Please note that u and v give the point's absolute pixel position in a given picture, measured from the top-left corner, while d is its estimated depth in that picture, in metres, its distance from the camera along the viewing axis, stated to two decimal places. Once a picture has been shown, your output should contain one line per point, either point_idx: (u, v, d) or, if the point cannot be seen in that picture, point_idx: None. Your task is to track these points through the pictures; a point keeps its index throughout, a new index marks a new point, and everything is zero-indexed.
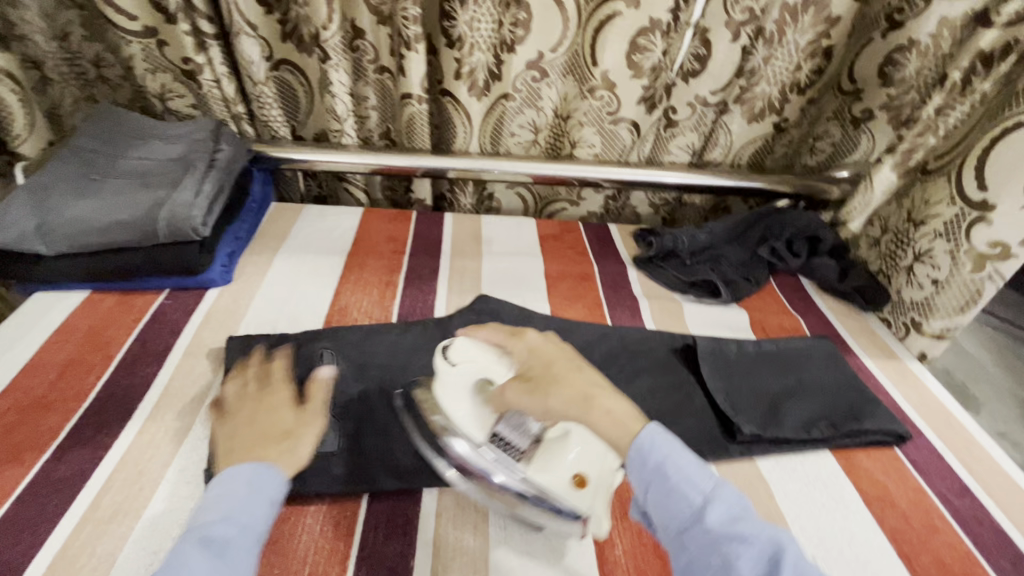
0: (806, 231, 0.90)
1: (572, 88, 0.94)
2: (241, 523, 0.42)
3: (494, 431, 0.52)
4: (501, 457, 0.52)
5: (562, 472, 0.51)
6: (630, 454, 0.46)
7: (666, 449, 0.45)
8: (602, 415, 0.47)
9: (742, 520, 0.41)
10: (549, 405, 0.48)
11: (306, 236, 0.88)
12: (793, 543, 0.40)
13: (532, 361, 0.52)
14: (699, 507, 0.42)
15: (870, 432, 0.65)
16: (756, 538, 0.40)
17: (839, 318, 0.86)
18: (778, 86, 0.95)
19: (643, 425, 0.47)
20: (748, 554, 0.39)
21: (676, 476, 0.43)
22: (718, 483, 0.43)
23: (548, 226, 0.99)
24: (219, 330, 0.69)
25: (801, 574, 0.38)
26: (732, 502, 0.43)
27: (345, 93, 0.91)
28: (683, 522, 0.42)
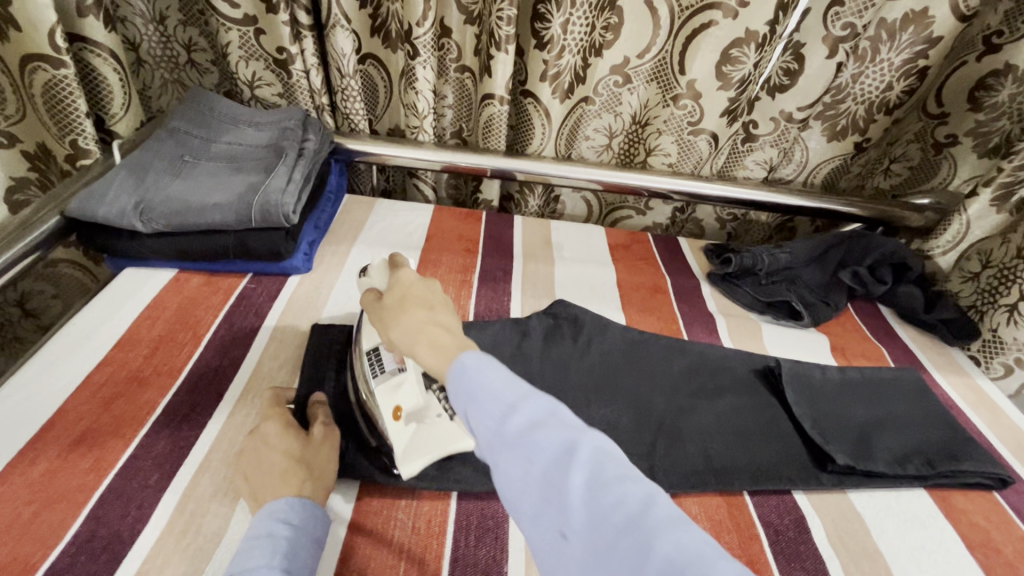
0: (893, 257, 0.86)
1: (654, 95, 0.94)
2: (284, 551, 0.42)
3: (375, 346, 0.55)
4: (366, 369, 0.55)
5: (391, 398, 0.52)
6: (478, 411, 0.37)
7: (481, 358, 0.39)
8: (432, 352, 0.42)
9: (543, 424, 0.36)
10: (388, 330, 0.47)
11: (381, 230, 0.88)
12: (597, 436, 0.36)
13: (410, 290, 0.48)
14: (504, 419, 0.36)
15: (971, 474, 0.61)
16: (554, 442, 0.35)
17: (922, 349, 0.83)
18: (866, 105, 0.92)
19: (498, 372, 0.38)
20: (577, 460, 0.34)
21: (492, 388, 0.37)
22: (513, 382, 0.38)
23: (617, 235, 0.98)
24: (302, 317, 0.70)
25: (594, 467, 0.34)
26: (615, 471, 0.34)
27: (428, 90, 0.91)
28: (546, 505, 0.33)
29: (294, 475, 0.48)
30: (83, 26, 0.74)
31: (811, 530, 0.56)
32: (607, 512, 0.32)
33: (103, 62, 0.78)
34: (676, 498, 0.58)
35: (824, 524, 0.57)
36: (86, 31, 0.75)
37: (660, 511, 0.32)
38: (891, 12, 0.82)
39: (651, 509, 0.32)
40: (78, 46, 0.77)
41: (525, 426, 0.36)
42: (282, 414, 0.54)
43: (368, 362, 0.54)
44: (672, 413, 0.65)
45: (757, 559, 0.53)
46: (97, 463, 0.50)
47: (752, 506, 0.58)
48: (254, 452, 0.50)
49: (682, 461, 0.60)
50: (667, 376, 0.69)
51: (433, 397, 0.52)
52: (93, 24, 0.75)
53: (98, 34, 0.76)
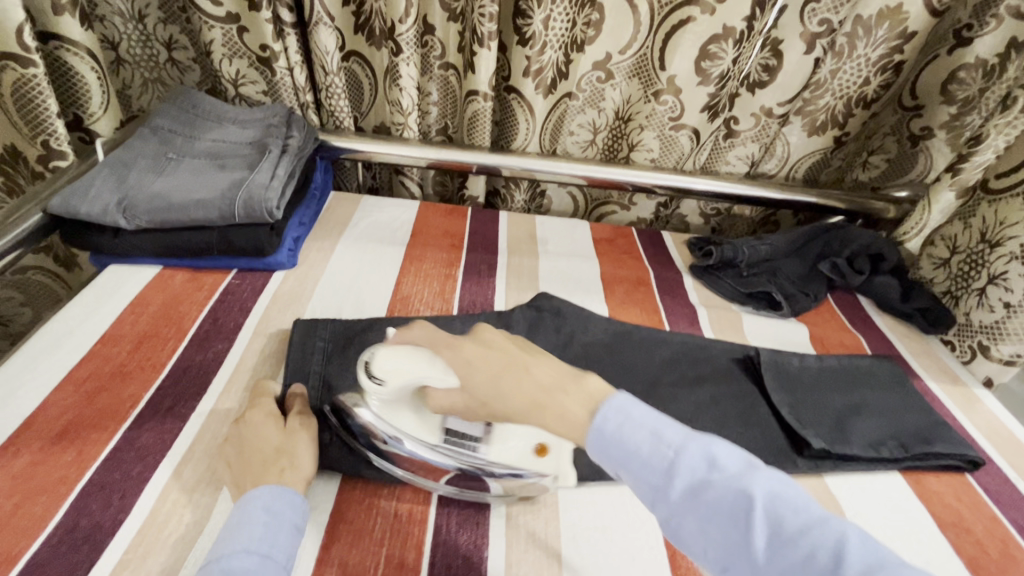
0: (870, 248, 0.88)
1: (636, 91, 0.95)
2: (261, 534, 0.42)
3: (445, 428, 0.51)
4: (458, 454, 0.51)
5: (518, 449, 0.51)
6: (636, 476, 0.38)
7: (619, 415, 0.40)
8: (554, 418, 0.42)
9: (705, 483, 0.36)
10: (495, 405, 0.44)
11: (367, 226, 0.89)
12: (763, 477, 0.36)
13: (484, 361, 0.46)
14: (666, 482, 0.37)
15: (942, 456, 0.63)
16: (724, 499, 0.35)
17: (899, 338, 0.84)
18: (844, 99, 0.93)
19: (639, 429, 0.39)
20: (754, 512, 0.34)
21: (641, 450, 0.38)
22: (660, 435, 0.39)
23: (601, 230, 0.99)
24: (286, 311, 0.71)
25: (772, 516, 0.34)
26: (795, 520, 0.34)
27: (412, 87, 0.91)
28: (734, 561, 0.34)
29: (274, 463, 0.48)
30: (58, 24, 0.75)
31: None
32: (797, 568, 0.32)
33: (79, 61, 0.78)
34: None
35: None
36: (61, 29, 0.75)
37: (851, 552, 0.32)
38: (867, 8, 0.83)
39: (840, 558, 0.31)
40: (52, 45, 0.77)
41: (689, 488, 0.37)
42: (264, 406, 0.54)
43: (446, 449, 0.51)
44: (653, 401, 0.66)
45: None
46: (78, 457, 0.50)
47: None
48: (235, 442, 0.50)
49: None
50: (649, 365, 0.71)
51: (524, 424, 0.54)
52: (68, 22, 0.75)
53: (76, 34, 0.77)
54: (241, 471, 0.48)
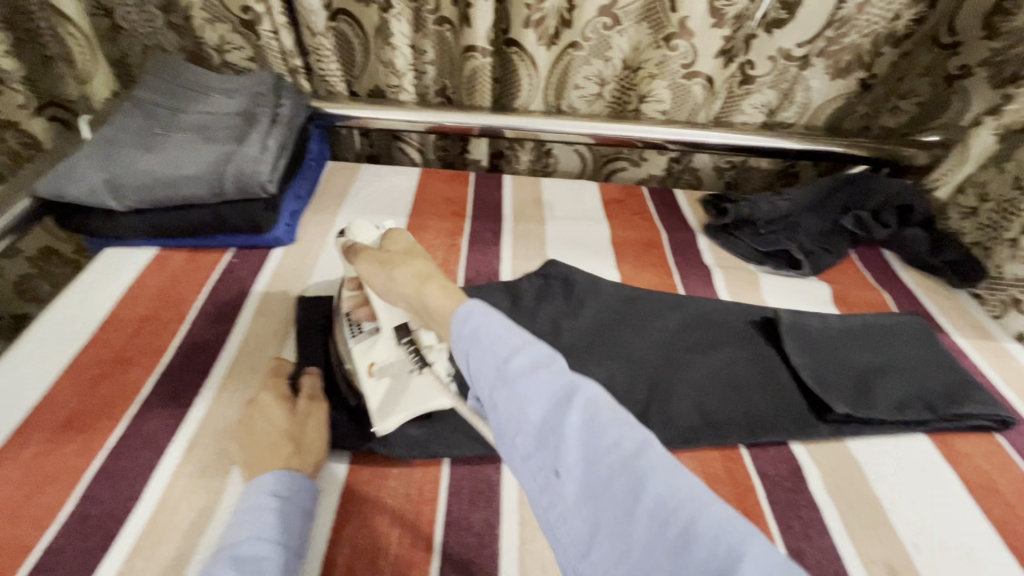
0: (896, 199, 0.83)
1: (645, 36, 0.88)
2: (275, 523, 0.42)
3: (349, 309, 0.59)
4: (344, 329, 0.58)
5: (371, 355, 0.55)
6: (479, 354, 0.38)
7: (488, 314, 0.40)
8: (430, 294, 0.45)
9: (541, 369, 0.36)
10: (394, 274, 0.49)
11: (365, 198, 0.86)
12: (590, 385, 0.35)
13: (400, 247, 0.52)
14: (501, 366, 0.36)
15: (972, 416, 0.60)
16: (550, 387, 0.34)
17: (927, 293, 0.80)
18: (871, 37, 0.86)
19: (501, 321, 0.39)
20: (576, 402, 0.34)
21: (491, 341, 0.37)
22: (512, 334, 0.38)
23: (610, 190, 0.94)
24: (287, 289, 0.69)
25: (590, 411, 0.33)
26: (610, 417, 0.33)
27: (406, 45, 0.87)
28: (537, 447, 0.33)
29: (281, 449, 0.47)
30: None
31: (808, 478, 0.56)
32: (601, 458, 0.31)
33: None
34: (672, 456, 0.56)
35: (821, 473, 0.56)
36: None
37: (651, 453, 0.31)
38: None
39: (641, 456, 0.31)
40: None
41: (526, 371, 0.36)
42: (266, 389, 0.53)
43: (346, 323, 0.58)
44: (667, 368, 0.64)
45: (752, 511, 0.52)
46: (86, 446, 0.50)
47: (748, 459, 0.57)
48: (242, 424, 0.50)
49: (676, 416, 0.60)
50: (662, 331, 0.68)
51: (404, 353, 0.55)
52: None
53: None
54: (251, 453, 0.48)
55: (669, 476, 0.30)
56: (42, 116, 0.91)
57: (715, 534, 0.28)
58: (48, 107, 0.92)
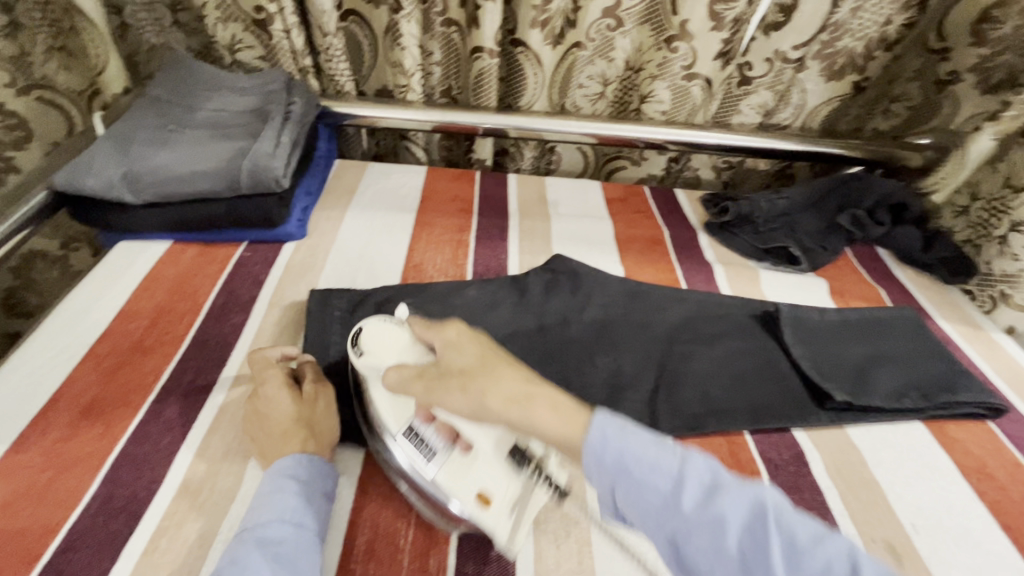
0: (890, 198, 0.86)
1: (648, 38, 0.92)
2: (290, 505, 0.42)
3: (412, 428, 0.46)
4: (413, 457, 0.46)
5: (467, 483, 0.44)
6: (636, 488, 0.38)
7: (631, 429, 0.40)
8: (536, 419, 0.41)
9: (717, 493, 0.37)
10: (471, 402, 0.42)
11: (374, 195, 0.87)
12: (769, 491, 0.37)
13: (455, 360, 0.45)
14: (677, 496, 0.37)
15: (965, 404, 0.62)
16: (734, 510, 0.36)
17: (921, 289, 0.83)
18: (863, 40, 0.89)
19: (646, 439, 0.39)
20: (769, 518, 0.35)
21: (653, 459, 0.38)
22: (668, 447, 0.39)
23: (613, 189, 0.96)
24: (300, 282, 0.70)
25: (780, 523, 0.35)
26: (805, 530, 0.35)
27: (414, 45, 0.89)
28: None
29: (295, 435, 0.48)
30: None
31: (810, 464, 0.58)
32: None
33: None
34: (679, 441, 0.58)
35: (822, 458, 0.58)
36: None
37: (864, 564, 0.33)
38: None
39: (856, 569, 0.33)
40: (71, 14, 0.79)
41: (700, 501, 0.36)
42: (268, 373, 0.52)
43: (408, 447, 0.46)
44: (672, 359, 0.66)
45: None
46: (108, 430, 0.51)
47: (751, 444, 0.59)
48: (253, 411, 0.50)
49: (682, 404, 0.61)
50: (667, 323, 0.70)
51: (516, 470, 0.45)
52: None
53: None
54: (268, 439, 0.49)
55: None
56: (29, 97, 0.82)
57: None
58: (34, 88, 0.82)
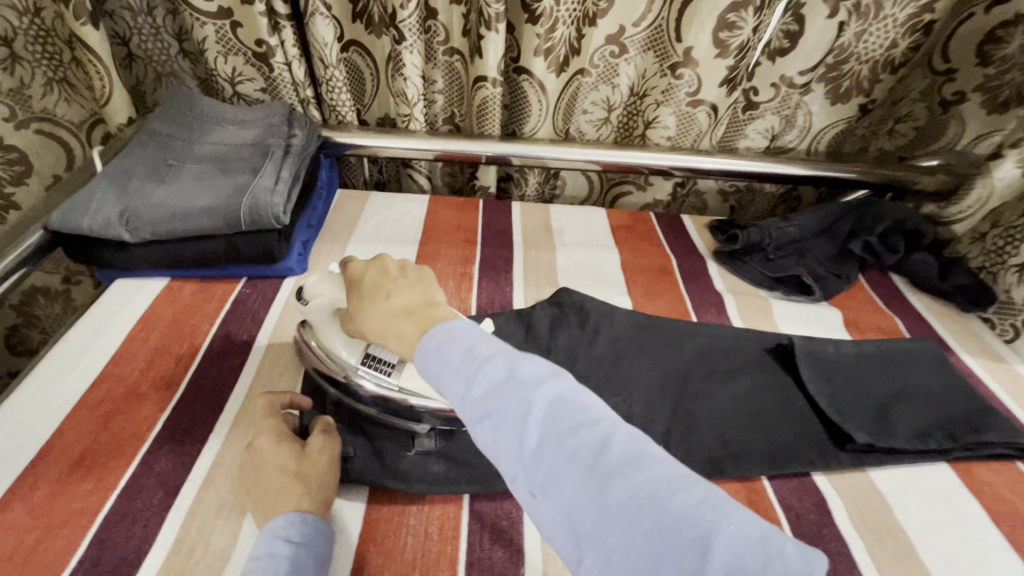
0: (905, 224, 0.83)
1: (651, 65, 0.91)
2: (283, 569, 0.39)
3: (366, 353, 0.56)
4: (374, 377, 0.55)
5: (427, 377, 0.54)
6: (444, 385, 0.37)
7: (444, 333, 0.40)
8: (397, 338, 0.44)
9: (500, 388, 0.35)
10: (364, 327, 0.48)
11: (375, 226, 0.86)
12: (554, 385, 0.34)
13: (363, 288, 0.49)
14: (465, 390, 0.36)
15: (993, 444, 0.60)
16: (509, 404, 0.33)
17: (939, 319, 0.80)
18: (868, 63, 0.88)
19: (455, 343, 0.38)
20: (537, 410, 0.33)
21: (453, 360, 0.37)
22: (474, 350, 0.38)
23: (619, 217, 0.95)
24: (300, 320, 0.68)
25: (552, 416, 0.33)
26: (569, 418, 0.32)
27: (416, 75, 0.88)
28: (515, 466, 0.32)
29: (291, 490, 0.46)
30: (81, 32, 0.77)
31: (833, 512, 0.55)
32: (564, 463, 0.31)
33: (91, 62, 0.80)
34: None
35: (846, 505, 0.56)
36: (83, 36, 0.77)
37: (615, 442, 0.31)
38: None
39: (608, 454, 0.30)
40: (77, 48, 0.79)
41: (486, 393, 0.35)
42: (270, 424, 0.51)
43: (368, 371, 0.55)
44: (684, 398, 0.64)
45: None
46: (98, 485, 0.49)
47: (770, 491, 0.57)
48: (250, 462, 0.48)
49: (696, 447, 0.59)
50: (678, 359, 0.68)
51: None
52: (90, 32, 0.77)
53: (89, 36, 0.78)
54: (264, 494, 0.46)
55: (639, 473, 0.29)
56: (25, 129, 0.82)
57: (691, 525, 0.27)
58: (32, 121, 0.83)
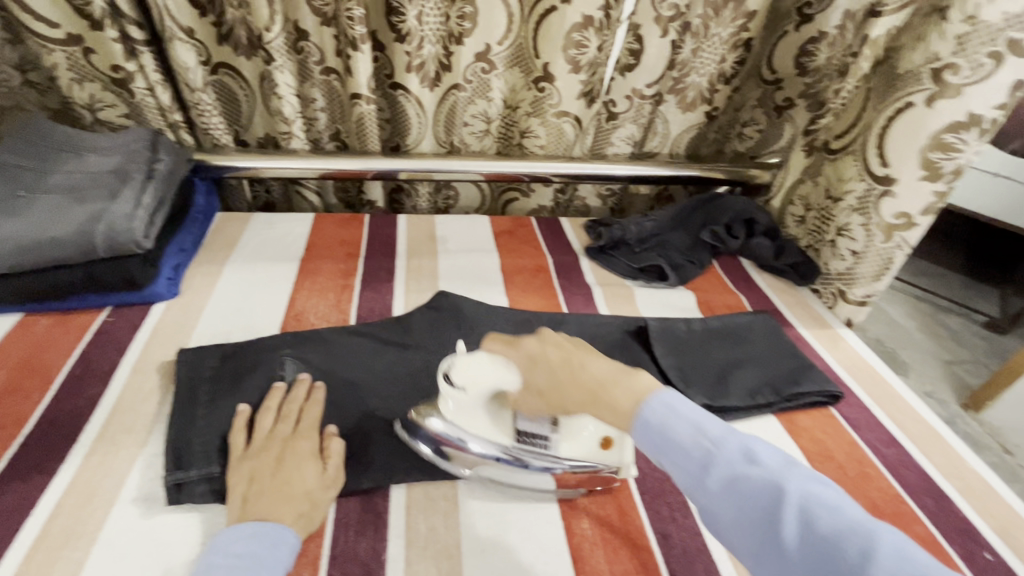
0: (744, 213, 0.95)
1: (519, 79, 0.99)
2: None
3: (517, 429, 0.54)
4: (530, 454, 0.54)
5: (586, 443, 0.55)
6: (674, 465, 0.42)
7: (665, 410, 0.44)
8: (608, 411, 0.46)
9: (742, 476, 0.39)
10: (553, 401, 0.49)
11: (256, 246, 0.86)
12: (799, 476, 0.38)
13: (540, 366, 0.50)
14: (703, 473, 0.40)
15: (807, 394, 0.70)
16: (759, 491, 0.38)
17: (776, 293, 0.92)
18: (706, 78, 1.00)
19: (682, 423, 0.43)
20: (789, 505, 0.37)
21: (683, 440, 0.42)
22: (701, 429, 0.42)
23: (501, 222, 1.01)
24: (169, 343, 0.67)
25: (807, 512, 0.36)
26: (826, 518, 0.35)
27: (292, 95, 0.89)
28: (762, 548, 0.37)
29: (281, 506, 0.48)
30: None
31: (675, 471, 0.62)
32: (821, 558, 0.34)
33: None
34: None
35: None
36: None
37: (881, 543, 0.33)
38: None
39: (874, 561, 0.33)
40: None
41: (725, 480, 0.39)
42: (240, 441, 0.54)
43: (524, 449, 0.54)
44: None
45: (624, 504, 0.57)
46: None
47: None
48: (271, 461, 0.52)
49: None
50: None
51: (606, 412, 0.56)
52: None
53: None
54: (264, 497, 0.49)
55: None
56: None
57: None
58: None
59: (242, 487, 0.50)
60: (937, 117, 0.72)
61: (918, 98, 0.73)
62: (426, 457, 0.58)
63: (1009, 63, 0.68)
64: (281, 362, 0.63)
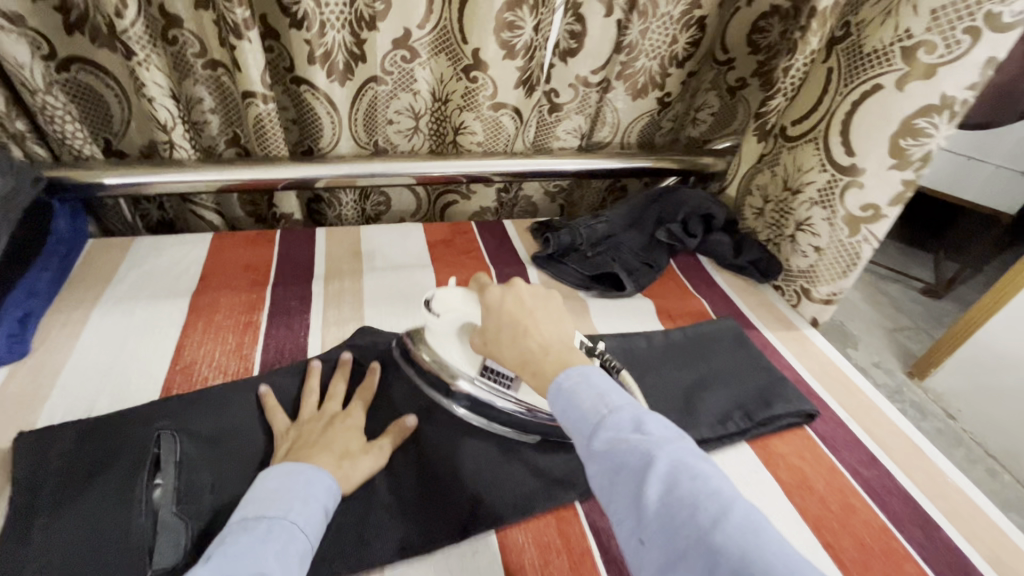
0: (700, 209, 0.88)
1: (446, 68, 0.86)
2: (294, 511, 0.43)
3: (484, 366, 0.57)
4: (492, 390, 0.57)
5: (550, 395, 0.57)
6: (570, 426, 0.41)
7: (578, 376, 0.43)
8: (535, 374, 0.46)
9: (624, 439, 0.38)
10: (497, 350, 0.50)
11: (137, 280, 0.71)
12: (677, 446, 0.37)
13: (498, 318, 0.50)
14: (591, 433, 0.39)
15: (782, 415, 0.63)
16: (633, 455, 0.37)
17: (739, 293, 0.85)
18: (657, 60, 0.90)
19: (589, 388, 0.42)
20: (655, 472, 0.35)
21: (582, 404, 0.41)
22: (604, 397, 0.41)
23: (438, 230, 0.89)
24: (9, 425, 0.53)
25: (672, 479, 0.35)
26: (689, 485, 0.34)
27: (166, 96, 0.74)
28: (626, 513, 0.36)
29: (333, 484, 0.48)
30: None
31: None
32: (678, 523, 0.33)
33: None
34: (502, 533, 0.51)
35: None
36: None
37: (731, 515, 0.33)
38: None
39: (721, 528, 0.32)
40: None
41: (610, 442, 0.38)
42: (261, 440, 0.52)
43: (487, 384, 0.57)
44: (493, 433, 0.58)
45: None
46: None
47: (583, 517, 0.53)
48: (320, 427, 0.53)
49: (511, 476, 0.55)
50: None
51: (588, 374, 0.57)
52: None
53: None
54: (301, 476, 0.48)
55: (753, 553, 0.30)
56: None
57: None
58: None
59: (287, 443, 0.51)
60: (908, 100, 0.66)
61: (887, 79, 0.67)
62: (346, 545, 0.48)
63: (986, 38, 0.61)
64: (154, 438, 0.51)
